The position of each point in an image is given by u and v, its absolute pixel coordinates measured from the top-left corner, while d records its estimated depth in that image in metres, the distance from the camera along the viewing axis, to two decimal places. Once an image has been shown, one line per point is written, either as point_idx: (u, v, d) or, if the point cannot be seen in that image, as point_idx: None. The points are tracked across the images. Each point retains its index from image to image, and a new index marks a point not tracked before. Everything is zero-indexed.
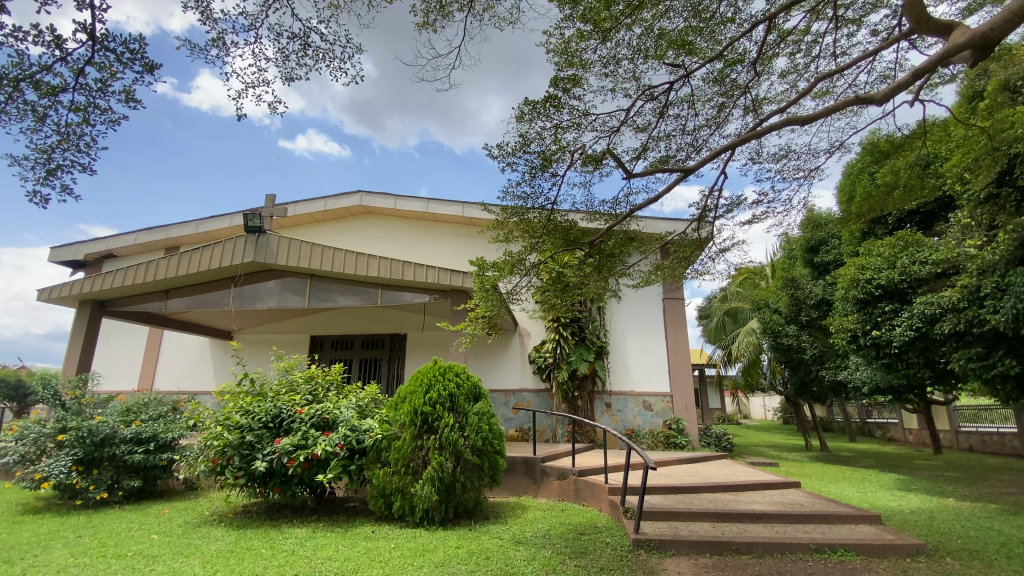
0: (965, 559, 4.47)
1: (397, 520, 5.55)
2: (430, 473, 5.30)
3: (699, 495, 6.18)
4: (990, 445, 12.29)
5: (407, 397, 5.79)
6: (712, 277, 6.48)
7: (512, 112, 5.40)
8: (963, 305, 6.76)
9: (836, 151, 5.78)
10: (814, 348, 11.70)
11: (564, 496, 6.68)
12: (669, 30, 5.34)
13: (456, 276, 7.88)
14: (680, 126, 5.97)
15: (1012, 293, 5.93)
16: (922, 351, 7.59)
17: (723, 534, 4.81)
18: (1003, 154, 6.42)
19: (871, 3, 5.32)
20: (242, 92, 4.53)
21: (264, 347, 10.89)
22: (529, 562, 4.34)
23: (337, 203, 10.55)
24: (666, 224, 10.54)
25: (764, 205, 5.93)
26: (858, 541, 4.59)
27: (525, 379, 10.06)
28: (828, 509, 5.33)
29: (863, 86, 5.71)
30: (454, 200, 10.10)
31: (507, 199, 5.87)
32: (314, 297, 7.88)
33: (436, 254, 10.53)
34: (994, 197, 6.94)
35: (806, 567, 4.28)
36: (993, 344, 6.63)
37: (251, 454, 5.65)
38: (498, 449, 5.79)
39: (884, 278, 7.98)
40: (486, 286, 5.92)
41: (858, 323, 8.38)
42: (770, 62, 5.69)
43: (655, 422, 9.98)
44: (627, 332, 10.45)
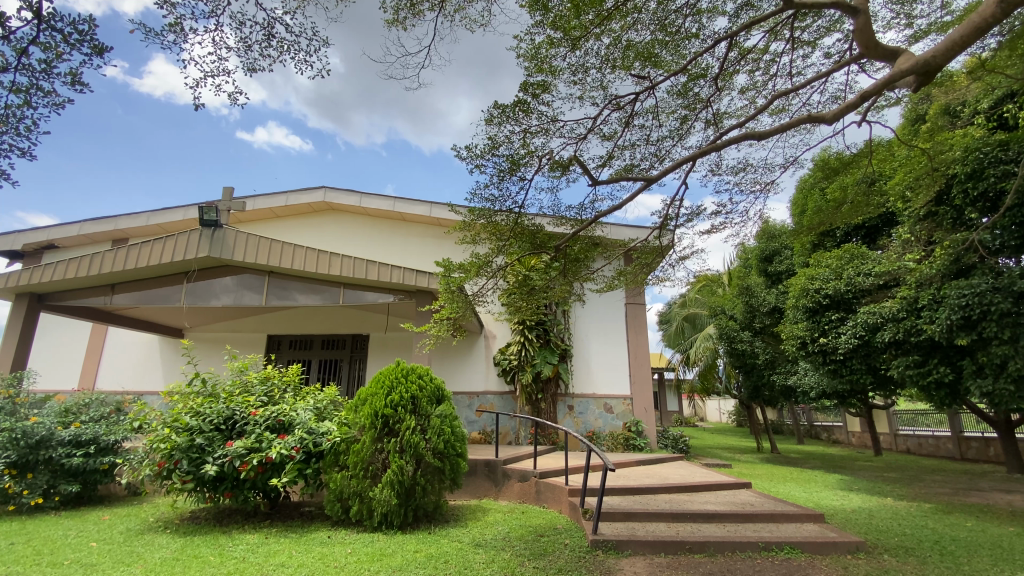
0: (901, 556, 4.74)
1: (354, 525, 5.43)
2: (390, 476, 5.23)
3: (656, 495, 6.35)
4: (925, 448, 13.10)
5: (367, 399, 5.67)
6: (672, 284, 6.64)
7: (481, 115, 5.42)
8: (902, 316, 7.17)
9: (791, 166, 6.05)
10: (766, 353, 12.22)
11: (524, 498, 6.71)
12: (636, 42, 5.48)
13: (421, 277, 7.79)
14: (644, 136, 6.12)
15: (948, 304, 6.36)
16: (865, 358, 8.03)
17: (678, 534, 4.95)
18: (941, 175, 6.87)
19: (825, 27, 5.60)
20: (201, 81, 4.38)
21: (218, 346, 10.48)
22: (488, 565, 4.34)
23: (300, 198, 10.30)
24: (630, 231, 10.78)
25: (722, 216, 6.14)
26: (804, 539, 4.81)
27: (489, 381, 10.05)
28: (776, 509, 5.55)
29: (816, 105, 6.01)
30: (422, 200, 10.00)
31: (475, 201, 5.88)
32: (273, 295, 7.66)
33: (402, 254, 10.39)
34: (932, 215, 7.41)
35: (755, 565, 4.44)
36: (928, 352, 7.05)
37: (201, 457, 5.40)
38: (460, 452, 5.76)
39: (831, 288, 8.43)
40: (452, 287, 5.87)
41: (807, 330, 8.81)
42: (731, 78, 5.90)
43: (616, 424, 10.15)
44: (590, 336, 10.60)
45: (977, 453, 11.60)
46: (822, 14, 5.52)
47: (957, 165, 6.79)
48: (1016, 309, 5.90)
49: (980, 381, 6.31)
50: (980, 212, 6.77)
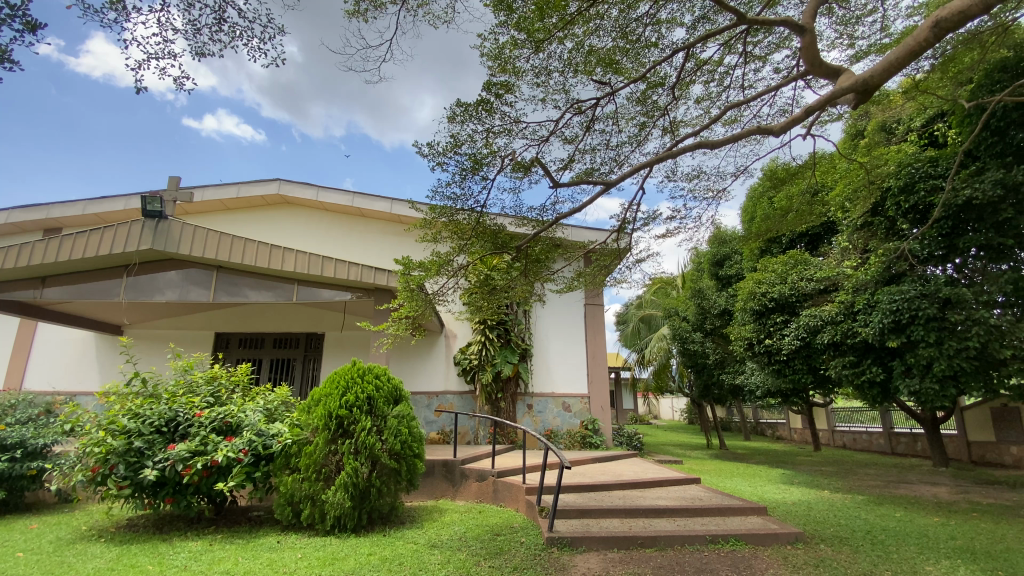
0: (835, 545, 5.05)
1: (306, 529, 5.30)
2: (344, 479, 5.12)
3: (610, 491, 6.48)
4: (860, 443, 13.99)
5: (321, 400, 5.53)
6: (629, 286, 6.82)
7: (444, 112, 5.38)
8: (840, 318, 7.64)
9: (742, 175, 6.33)
10: (716, 353, 12.76)
11: (482, 497, 6.72)
12: (598, 47, 5.60)
13: (380, 274, 7.66)
14: (604, 141, 6.24)
15: (881, 309, 6.82)
16: (806, 358, 8.50)
17: (630, 529, 5.07)
18: (877, 188, 7.35)
19: (775, 43, 5.88)
20: (143, 63, 4.15)
21: (160, 344, 9.94)
22: (443, 566, 4.31)
23: (252, 191, 9.92)
24: (590, 234, 10.96)
25: (677, 221, 6.37)
26: (747, 531, 5.03)
27: (449, 380, 9.97)
28: (723, 503, 5.78)
29: (765, 118, 6.31)
30: (382, 196, 9.83)
31: (436, 198, 5.82)
32: (222, 291, 7.36)
33: (360, 251, 10.16)
34: (868, 225, 7.90)
35: (703, 557, 4.61)
36: (863, 354, 7.52)
37: (139, 462, 5.11)
38: (417, 452, 5.70)
39: (776, 292, 8.86)
40: (411, 285, 5.80)
41: (754, 332, 9.25)
42: (687, 88, 6.11)
43: (573, 422, 10.30)
44: (550, 335, 10.72)
45: (906, 448, 12.48)
46: (772, 31, 5.79)
47: (891, 179, 7.27)
48: (940, 314, 6.38)
49: (908, 380, 6.76)
50: (910, 223, 7.23)
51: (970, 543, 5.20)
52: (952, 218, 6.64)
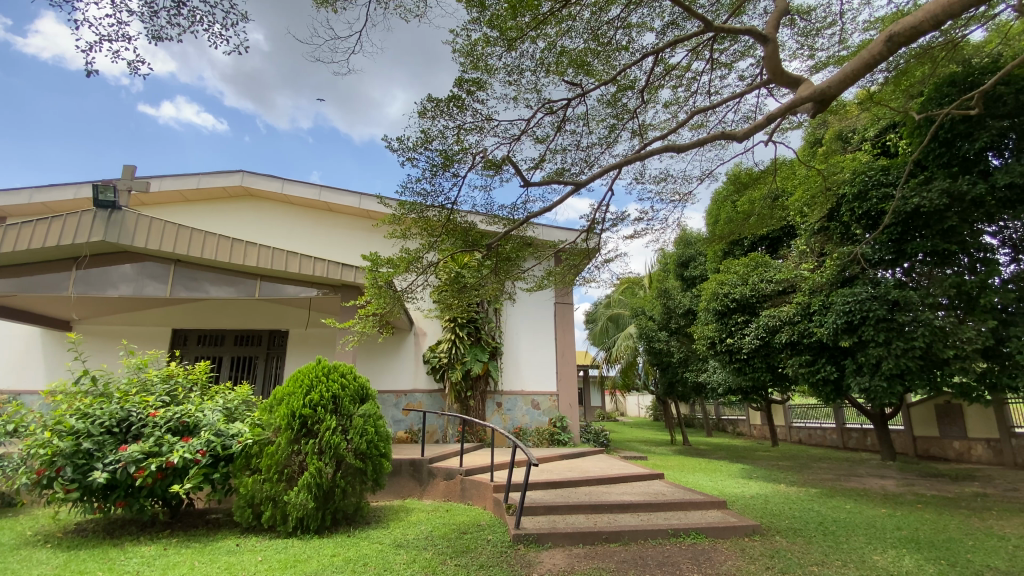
0: (790, 537, 5.26)
1: (266, 531, 5.17)
2: (307, 479, 5.01)
3: (577, 488, 6.57)
4: (814, 438, 14.61)
5: (283, 399, 5.39)
6: (598, 285, 6.92)
7: (414, 107, 5.33)
8: (797, 319, 7.94)
9: (707, 179, 6.51)
10: (680, 352, 13.10)
11: (449, 496, 6.71)
12: (570, 48, 5.63)
13: (347, 271, 7.52)
14: (575, 142, 6.30)
15: (835, 310, 7.14)
16: (765, 357, 8.80)
17: (596, 524, 5.16)
18: (833, 195, 7.68)
19: (740, 51, 6.06)
20: (95, 46, 3.95)
21: (113, 340, 9.48)
22: (408, 565, 4.28)
23: (214, 182, 9.58)
24: (560, 233, 11.03)
25: (644, 222, 6.50)
26: (708, 525, 5.19)
27: (418, 379, 9.85)
28: (685, 497, 5.94)
29: (730, 124, 6.49)
30: (350, 190, 9.63)
31: (406, 194, 5.74)
32: (180, 286, 7.08)
33: (328, 246, 9.95)
34: (824, 229, 8.24)
35: (665, 551, 4.73)
36: (818, 353, 7.83)
37: (88, 464, 4.87)
38: (383, 452, 5.63)
39: (738, 293, 9.14)
40: (379, 282, 5.69)
41: (716, 331, 9.52)
42: (656, 92, 6.24)
43: (542, 420, 10.38)
44: (520, 333, 10.75)
45: (856, 442, 13.10)
46: (738, 39, 5.96)
47: (846, 186, 7.60)
48: (889, 315, 6.72)
49: (859, 378, 7.10)
50: (863, 229, 7.55)
51: (915, 533, 5.50)
52: (902, 224, 7.00)
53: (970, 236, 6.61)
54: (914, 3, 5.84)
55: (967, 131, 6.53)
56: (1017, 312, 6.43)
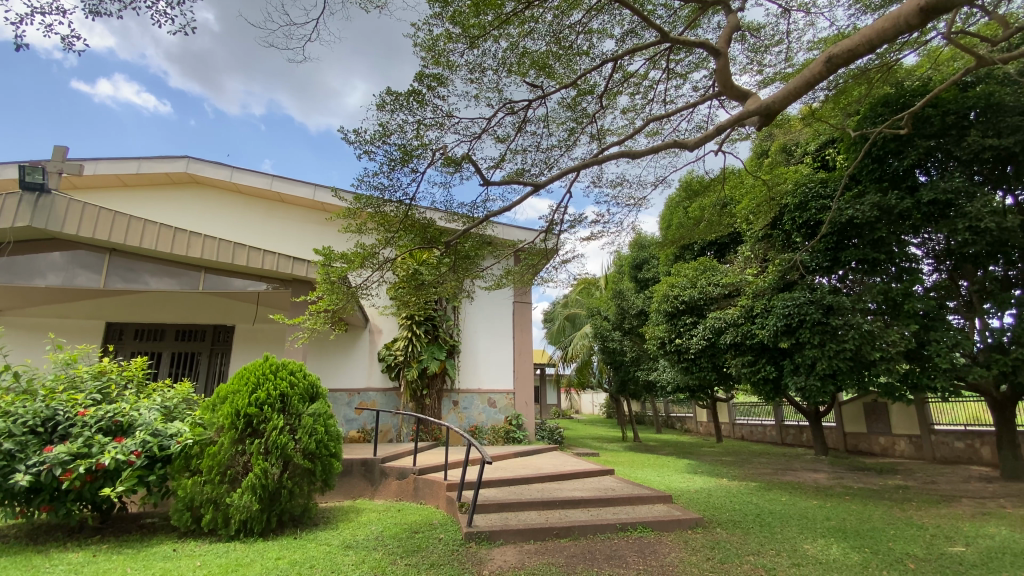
0: (729, 529, 5.53)
1: (207, 535, 4.95)
2: (252, 480, 4.85)
3: (530, 485, 6.65)
4: (756, 434, 15.39)
5: (227, 397, 5.18)
6: (556, 285, 7.04)
7: (373, 99, 5.23)
8: (740, 321, 8.32)
9: (660, 185, 6.74)
10: (633, 351, 13.47)
11: (401, 496, 6.64)
12: (532, 50, 5.69)
13: (298, 265, 7.30)
14: (535, 143, 6.36)
15: (776, 313, 7.54)
16: (711, 357, 9.20)
17: (547, 520, 5.26)
18: (776, 204, 8.11)
19: (694, 63, 6.30)
20: (26, 18, 3.67)
21: (39, 333, 8.78)
22: (357, 566, 4.23)
23: (156, 167, 9.08)
24: (520, 232, 11.11)
25: (601, 225, 6.67)
26: (654, 518, 5.38)
27: (372, 378, 9.66)
28: (633, 493, 6.13)
29: (684, 132, 6.75)
30: (305, 181, 9.35)
31: (362, 187, 5.62)
32: (116, 276, 6.68)
33: (280, 238, 9.62)
34: (767, 236, 8.67)
35: (612, 545, 4.87)
36: (759, 353, 8.24)
37: (9, 467, 4.50)
38: (333, 451, 5.51)
39: (687, 295, 9.50)
40: (332, 277, 5.55)
41: (666, 331, 9.88)
42: (614, 98, 6.41)
43: (497, 418, 10.43)
44: (478, 332, 10.74)
45: (794, 438, 13.89)
46: (692, 51, 6.20)
47: (788, 197, 8.04)
48: (824, 319, 7.15)
49: (796, 377, 7.54)
50: (803, 237, 7.99)
51: (842, 523, 5.90)
52: (837, 234, 7.46)
53: (897, 247, 7.14)
54: (853, 26, 6.24)
55: (897, 149, 7.09)
56: (936, 318, 6.99)
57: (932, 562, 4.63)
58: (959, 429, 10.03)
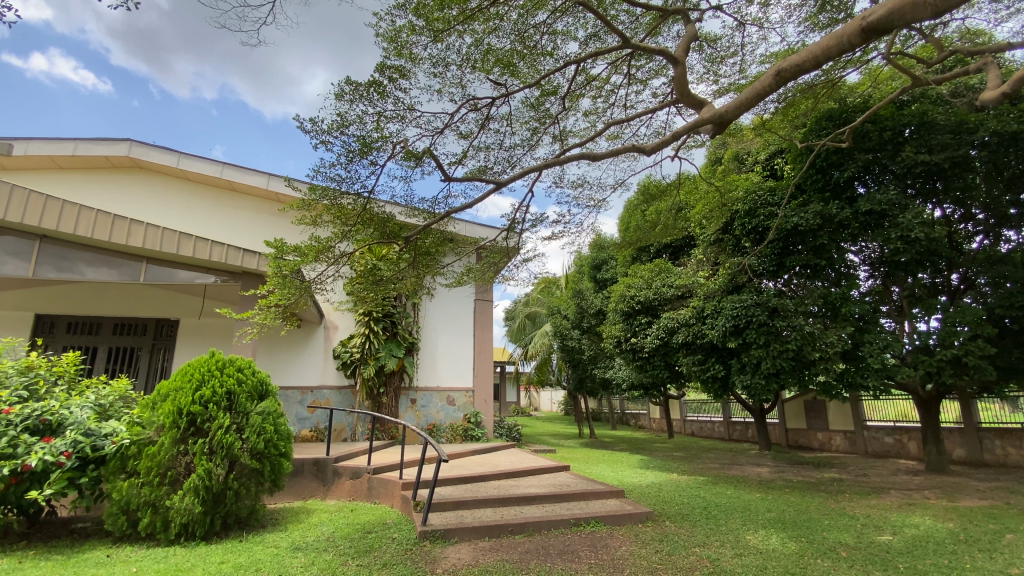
0: (677, 522, 5.73)
1: (144, 540, 4.71)
2: (195, 482, 4.65)
3: (486, 482, 6.68)
4: (705, 430, 16.00)
5: (169, 394, 4.94)
6: (516, 284, 7.09)
7: (331, 88, 5.08)
8: (692, 322, 8.56)
9: (620, 188, 6.89)
10: (591, 350, 13.71)
11: (354, 496, 6.52)
12: (496, 48, 5.70)
13: (248, 257, 7.12)
14: (498, 140, 6.37)
15: (725, 314, 7.87)
16: (664, 356, 9.51)
17: (502, 517, 5.29)
18: (728, 210, 8.44)
19: (654, 70, 6.47)
20: None
21: None
22: (306, 568, 4.13)
23: (95, 149, 8.52)
24: (481, 230, 11.09)
25: (562, 225, 6.75)
26: (607, 513, 5.50)
27: (326, 375, 9.43)
28: (587, 488, 6.25)
29: (643, 137, 6.92)
30: (258, 170, 9.01)
31: (318, 178, 5.46)
32: (47, 265, 6.23)
33: (230, 229, 9.22)
34: (719, 241, 9.00)
35: (566, 539, 4.96)
36: (709, 353, 8.57)
37: None
38: (283, 451, 5.35)
39: (642, 296, 9.78)
40: (284, 271, 5.38)
41: (622, 331, 10.15)
42: (577, 100, 6.49)
43: (456, 415, 10.40)
44: (438, 329, 10.66)
45: (740, 434, 14.52)
46: (653, 58, 6.37)
47: (739, 203, 8.36)
48: (769, 320, 7.53)
49: (743, 376, 7.87)
50: (751, 243, 8.35)
51: (782, 515, 6.23)
52: (783, 240, 7.83)
53: (837, 254, 7.56)
54: (802, 43, 6.57)
55: (839, 161, 7.54)
56: (870, 321, 7.45)
57: (862, 550, 4.95)
58: (889, 425, 10.75)
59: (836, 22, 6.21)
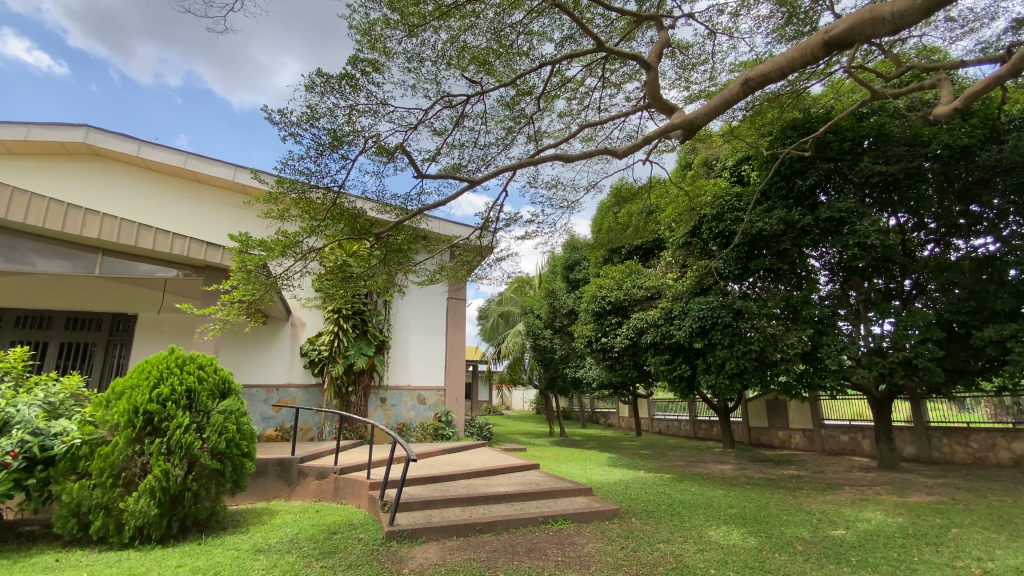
0: (643, 519, 5.84)
1: (96, 543, 4.53)
2: (151, 483, 4.49)
3: (455, 481, 6.66)
4: (672, 429, 16.34)
5: (124, 392, 4.74)
6: (489, 282, 7.11)
7: (302, 79, 4.98)
8: (660, 322, 8.78)
9: (592, 190, 6.97)
10: (562, 349, 13.83)
11: (320, 496, 6.41)
12: (472, 45, 5.69)
13: (211, 251, 6.96)
14: (473, 139, 6.35)
15: (692, 316, 8.06)
16: (633, 355, 9.68)
17: (470, 516, 5.28)
18: (697, 214, 8.65)
19: (628, 74, 6.57)
20: None
21: None
22: (268, 570, 4.04)
23: (48, 134, 8.09)
24: (455, 228, 11.04)
25: (536, 225, 6.79)
26: (575, 511, 5.57)
27: (293, 372, 9.23)
28: (556, 486, 6.30)
29: (616, 140, 7.03)
30: (224, 161, 8.77)
31: (285, 171, 5.32)
32: None
33: (193, 222, 8.93)
34: (687, 244, 9.17)
35: (533, 538, 5.00)
36: (676, 353, 8.75)
37: None
38: (246, 451, 5.21)
39: (613, 297, 9.92)
40: (248, 266, 5.18)
41: (594, 331, 10.27)
42: (552, 102, 6.53)
43: (426, 415, 10.33)
44: (409, 327, 10.56)
45: (705, 432, 14.90)
46: (626, 62, 6.46)
47: (707, 208, 8.58)
48: (733, 322, 7.74)
49: (707, 376, 8.07)
50: (717, 246, 8.55)
51: (743, 511, 6.42)
52: (748, 244, 8.06)
53: (799, 258, 7.83)
54: (769, 54, 6.78)
55: (801, 169, 7.83)
56: (829, 324, 7.76)
57: (817, 544, 5.16)
58: (845, 424, 11.20)
59: (802, 35, 6.43)
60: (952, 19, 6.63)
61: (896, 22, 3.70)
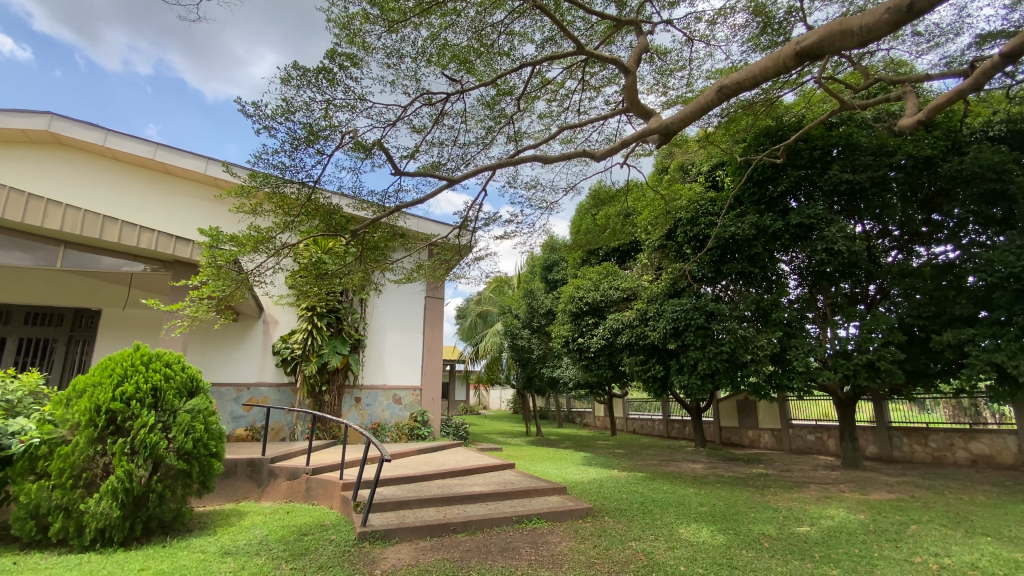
0: (616, 517, 5.91)
1: (55, 546, 4.37)
2: (114, 484, 4.35)
3: (430, 481, 6.62)
4: (646, 428, 16.57)
5: (86, 390, 4.57)
6: (468, 281, 7.11)
7: (278, 71, 4.89)
8: (635, 323, 8.88)
9: (570, 191, 7.02)
10: (540, 349, 13.89)
11: (291, 497, 6.30)
12: (453, 43, 5.68)
13: (180, 246, 6.77)
14: (452, 137, 6.34)
15: (666, 317, 8.19)
16: (609, 355, 9.78)
17: (445, 516, 5.27)
18: (672, 217, 8.80)
19: (607, 78, 6.64)
20: None
21: None
22: (235, 573, 3.96)
23: (8, 120, 7.73)
24: (434, 227, 10.99)
25: (514, 225, 6.80)
26: (549, 510, 5.60)
27: (265, 371, 9.05)
28: (530, 486, 6.33)
29: (594, 142, 7.10)
30: (195, 153, 8.55)
31: (259, 164, 5.23)
32: None
33: (163, 215, 8.68)
34: (662, 247, 9.34)
35: (507, 537, 5.01)
36: (650, 353, 8.88)
37: None
38: (214, 451, 5.08)
39: (590, 297, 10.00)
40: (219, 262, 5.05)
41: (571, 331, 10.34)
42: (532, 102, 6.55)
43: (402, 414, 10.24)
44: (385, 326, 10.45)
45: (678, 431, 15.15)
46: (606, 66, 6.53)
47: (682, 211, 8.73)
48: (706, 324, 7.89)
49: (681, 376, 8.21)
50: (692, 249, 8.69)
51: (713, 508, 6.57)
52: (721, 248, 8.23)
53: (770, 263, 8.03)
54: (744, 62, 6.93)
55: (774, 176, 8.04)
56: (797, 326, 7.99)
57: (782, 540, 5.31)
58: (812, 424, 11.54)
59: (776, 45, 6.60)
60: (919, 33, 6.90)
61: (864, 36, 3.81)
